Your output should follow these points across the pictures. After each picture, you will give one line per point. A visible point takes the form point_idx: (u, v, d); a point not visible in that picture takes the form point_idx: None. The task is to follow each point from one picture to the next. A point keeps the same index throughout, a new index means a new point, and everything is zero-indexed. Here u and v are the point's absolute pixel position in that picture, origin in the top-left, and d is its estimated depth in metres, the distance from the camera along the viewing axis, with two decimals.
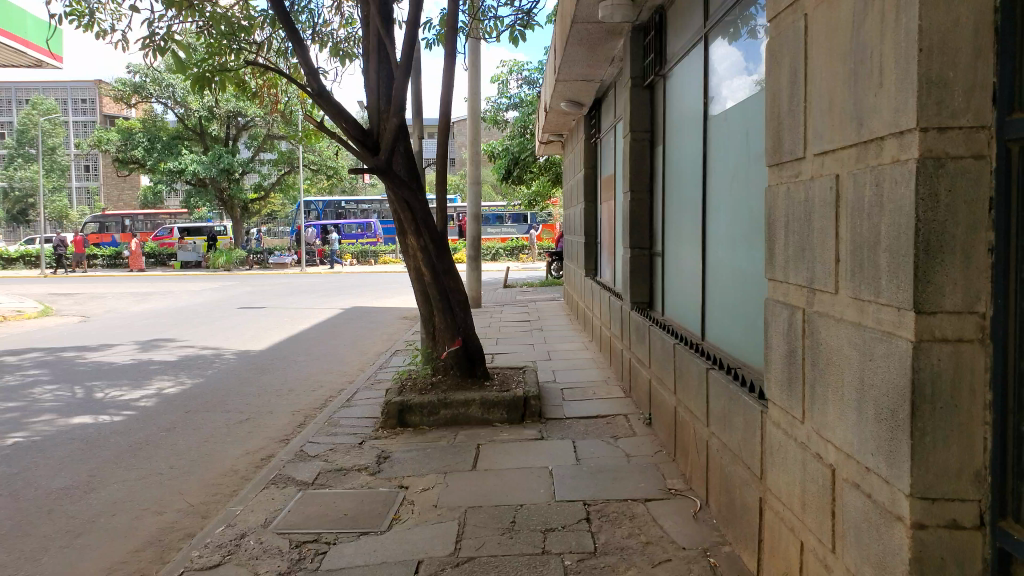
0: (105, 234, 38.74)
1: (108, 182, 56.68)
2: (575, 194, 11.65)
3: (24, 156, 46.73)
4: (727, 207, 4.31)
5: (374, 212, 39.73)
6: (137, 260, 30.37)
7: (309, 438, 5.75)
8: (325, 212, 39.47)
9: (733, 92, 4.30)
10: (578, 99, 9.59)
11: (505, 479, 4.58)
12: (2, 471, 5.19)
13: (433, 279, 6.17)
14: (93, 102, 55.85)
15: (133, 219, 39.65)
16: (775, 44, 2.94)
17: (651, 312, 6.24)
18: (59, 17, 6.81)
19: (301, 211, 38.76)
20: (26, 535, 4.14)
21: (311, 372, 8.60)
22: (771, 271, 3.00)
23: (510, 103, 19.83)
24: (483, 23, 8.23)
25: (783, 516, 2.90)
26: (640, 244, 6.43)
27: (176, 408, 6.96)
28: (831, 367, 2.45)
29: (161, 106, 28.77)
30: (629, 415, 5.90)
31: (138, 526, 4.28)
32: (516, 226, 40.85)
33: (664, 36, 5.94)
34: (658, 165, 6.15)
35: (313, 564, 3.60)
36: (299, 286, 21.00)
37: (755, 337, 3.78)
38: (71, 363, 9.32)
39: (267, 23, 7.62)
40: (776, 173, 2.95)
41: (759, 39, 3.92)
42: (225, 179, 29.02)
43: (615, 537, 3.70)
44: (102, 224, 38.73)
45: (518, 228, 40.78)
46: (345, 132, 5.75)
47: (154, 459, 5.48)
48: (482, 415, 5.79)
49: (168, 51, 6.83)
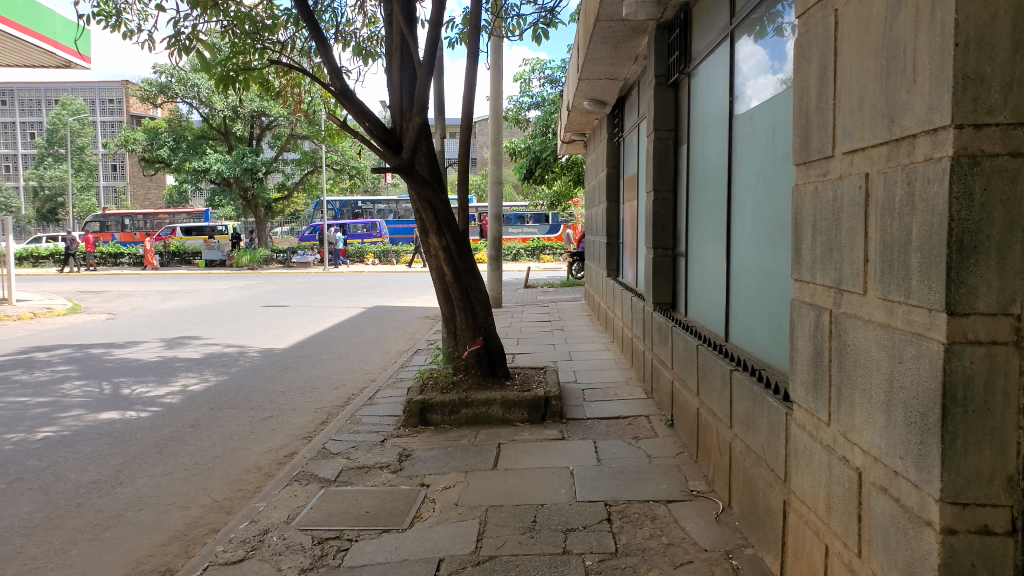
0: (105, 233, 40.21)
1: (135, 182, 57.57)
2: (597, 194, 11.62)
3: (53, 156, 47.56)
4: (753, 207, 4.27)
5: (390, 212, 39.77)
6: (150, 259, 30.96)
7: (331, 435, 5.78)
8: (343, 212, 39.77)
9: (760, 91, 4.26)
10: (600, 99, 9.57)
11: (526, 479, 4.57)
12: (32, 465, 5.28)
13: (454, 278, 6.18)
14: (121, 102, 56.71)
15: (132, 219, 40.33)
16: (804, 42, 2.90)
17: (674, 312, 6.21)
18: (88, 18, 6.92)
19: (320, 210, 39.00)
20: (55, 527, 4.20)
21: (334, 370, 8.65)
22: (797, 270, 2.96)
23: (532, 103, 19.81)
24: (506, 22, 8.24)
25: (807, 520, 2.86)
26: (663, 244, 6.39)
27: (202, 405, 7.03)
28: (858, 368, 2.42)
29: (187, 106, 29.13)
30: (651, 416, 5.87)
31: (164, 521, 4.33)
32: (537, 226, 40.82)
33: (689, 34, 5.91)
34: (682, 165, 6.12)
35: (335, 561, 3.62)
36: (321, 285, 21.16)
37: (780, 338, 3.74)
38: (99, 360, 9.45)
39: (291, 23, 7.69)
40: (803, 172, 2.92)
41: (786, 37, 3.88)
42: (249, 178, 29.29)
43: (636, 538, 3.68)
44: (102, 223, 40.17)
45: (539, 227, 40.75)
46: (368, 131, 5.78)
47: (180, 455, 5.54)
48: (503, 415, 5.79)
49: (194, 51, 6.91)
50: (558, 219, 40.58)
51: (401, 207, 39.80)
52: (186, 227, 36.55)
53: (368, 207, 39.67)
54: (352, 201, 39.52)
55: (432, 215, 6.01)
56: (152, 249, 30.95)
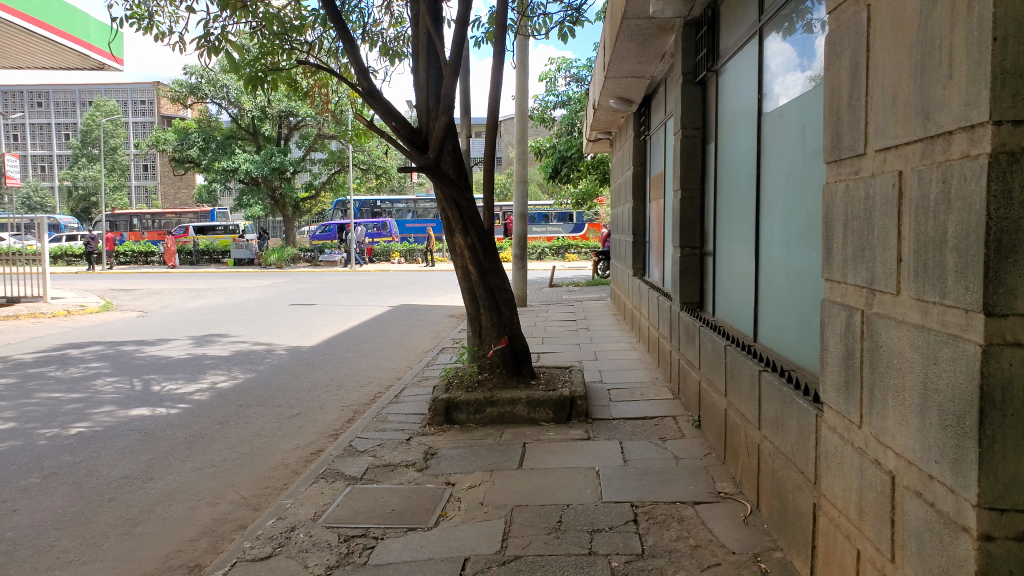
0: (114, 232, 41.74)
1: (165, 182, 58.45)
2: (623, 193, 11.57)
3: (87, 156, 48.53)
4: (782, 206, 4.22)
5: (408, 212, 39.99)
6: (171, 257, 31.37)
7: (357, 433, 5.81)
8: (362, 212, 40.14)
9: (789, 89, 4.20)
10: (627, 96, 9.52)
11: (552, 479, 4.56)
12: (65, 460, 5.38)
13: (480, 277, 6.17)
14: (152, 103, 57.51)
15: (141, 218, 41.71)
16: (835, 38, 2.86)
17: (701, 312, 6.15)
18: (121, 21, 7.04)
19: (339, 209, 39.32)
20: (88, 522, 4.27)
21: (360, 368, 8.70)
22: (828, 270, 2.91)
23: (558, 101, 19.75)
24: (533, 20, 8.23)
25: (839, 523, 2.81)
26: (690, 243, 6.34)
27: (230, 402, 7.11)
28: (891, 369, 2.37)
29: (216, 107, 29.50)
30: (678, 417, 5.82)
31: (194, 516, 4.38)
32: (561, 225, 40.75)
33: (717, 31, 5.84)
34: (710, 163, 6.06)
35: (361, 559, 3.63)
36: (348, 283, 21.31)
37: (810, 339, 3.69)
38: (130, 357, 9.61)
39: (318, 23, 7.74)
40: (835, 170, 2.87)
41: (816, 34, 3.81)
42: (277, 178, 29.58)
43: (663, 540, 3.65)
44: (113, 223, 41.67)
45: (563, 227, 40.67)
46: (395, 131, 5.80)
47: (208, 451, 5.60)
48: (528, 414, 5.78)
49: (223, 51, 6.98)
50: (583, 218, 40.42)
51: (418, 207, 39.85)
52: (198, 226, 37.52)
53: (387, 207, 39.91)
54: (371, 201, 39.83)
55: (458, 214, 6.01)
56: (174, 247, 31.28)
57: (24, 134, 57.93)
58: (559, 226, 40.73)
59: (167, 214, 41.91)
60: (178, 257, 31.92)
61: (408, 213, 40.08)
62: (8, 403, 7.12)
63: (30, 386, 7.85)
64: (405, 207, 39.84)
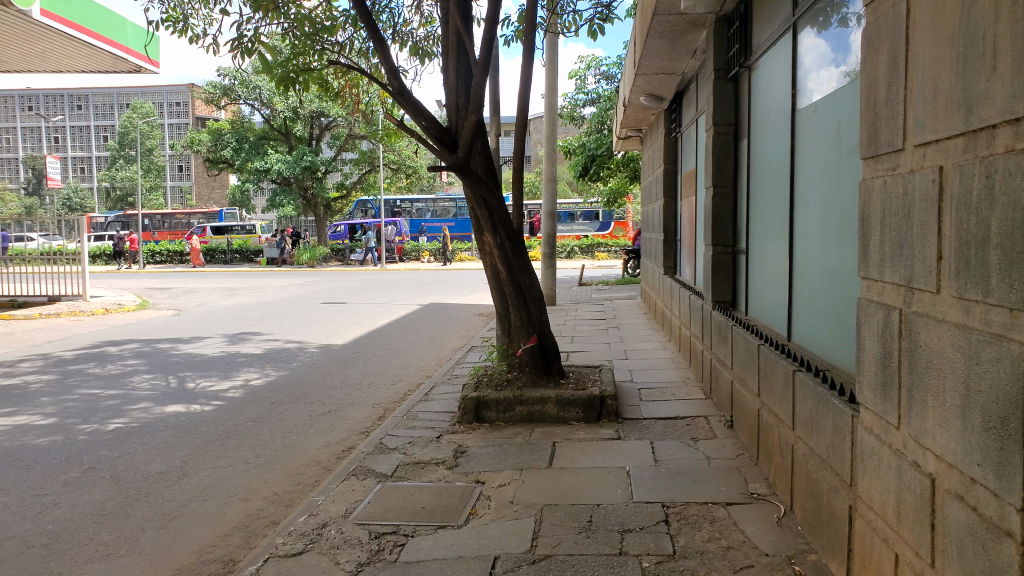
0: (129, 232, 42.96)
1: (199, 182, 59.37)
2: (653, 190, 11.49)
3: (124, 157, 49.54)
4: (817, 203, 4.15)
5: (427, 211, 40.01)
6: (197, 257, 31.67)
7: (388, 430, 5.84)
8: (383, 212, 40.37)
9: (822, 85, 4.13)
10: (658, 94, 9.45)
11: (582, 478, 4.53)
12: (103, 455, 5.48)
13: (509, 275, 6.16)
14: (186, 105, 58.63)
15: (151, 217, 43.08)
16: (872, 31, 2.80)
17: (734, 311, 6.08)
18: (156, 24, 7.15)
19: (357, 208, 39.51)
20: (125, 516, 4.35)
21: (391, 366, 8.75)
22: (865, 268, 2.85)
23: (587, 99, 19.67)
24: (562, 18, 8.20)
25: (876, 526, 2.76)
26: (723, 241, 6.26)
27: (263, 399, 7.20)
28: (930, 369, 2.32)
29: (249, 107, 29.87)
30: (710, 417, 5.77)
31: (228, 512, 4.43)
32: (588, 223, 40.64)
33: (750, 27, 5.76)
34: (742, 160, 5.98)
35: (392, 555, 3.65)
36: (379, 282, 21.47)
37: (845, 338, 3.62)
38: (166, 354, 9.77)
39: (349, 24, 7.79)
40: (872, 166, 2.81)
41: (852, 28, 3.74)
42: (309, 177, 29.88)
43: (695, 541, 3.61)
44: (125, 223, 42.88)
45: (590, 224, 40.51)
46: (425, 130, 5.82)
47: (242, 448, 5.67)
48: (558, 413, 5.75)
49: (255, 52, 7.06)
50: (611, 216, 40.25)
51: (438, 206, 39.86)
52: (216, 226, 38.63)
53: (407, 206, 40.05)
54: (391, 201, 40.00)
55: (487, 213, 6.01)
56: (198, 247, 31.57)
57: (63, 136, 59.19)
58: (587, 224, 40.60)
59: (177, 215, 43.29)
60: (203, 257, 32.22)
61: (426, 212, 40.13)
62: (49, 399, 7.27)
63: (69, 383, 8.02)
64: (424, 207, 39.88)
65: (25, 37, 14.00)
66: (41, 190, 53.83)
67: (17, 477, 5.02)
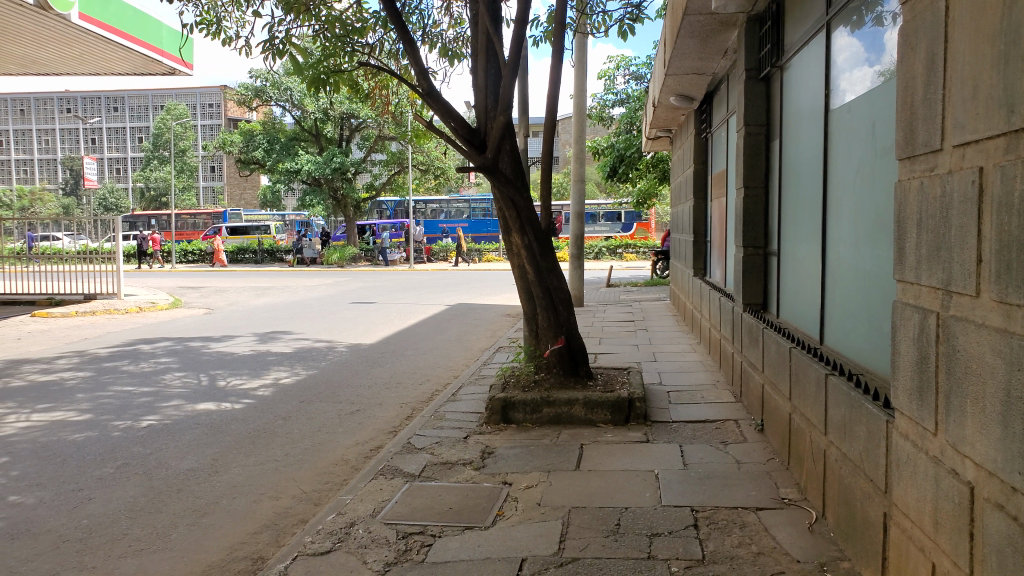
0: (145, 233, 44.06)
1: (231, 182, 60.16)
2: (683, 191, 11.41)
3: (158, 158, 50.36)
4: (851, 205, 4.08)
5: (440, 212, 40.31)
6: (219, 257, 31.78)
7: (416, 430, 5.86)
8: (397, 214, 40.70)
9: (856, 85, 4.07)
10: (688, 94, 9.37)
11: (610, 481, 4.50)
12: (136, 451, 5.57)
13: (537, 276, 6.14)
14: (219, 106, 59.59)
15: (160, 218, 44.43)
16: (909, 29, 2.74)
17: (765, 313, 6.01)
18: (190, 27, 7.26)
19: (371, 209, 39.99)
20: (157, 512, 4.41)
21: (418, 366, 8.79)
22: (901, 271, 2.80)
23: (616, 99, 19.57)
24: (592, 18, 8.16)
25: (912, 535, 2.70)
26: (754, 243, 6.20)
27: (293, 398, 7.26)
28: (969, 373, 2.27)
29: (280, 109, 30.16)
30: (740, 421, 5.70)
31: (257, 510, 4.48)
32: (609, 225, 40.47)
33: (781, 26, 5.69)
34: (774, 160, 5.91)
35: (419, 556, 3.66)
36: (408, 282, 21.57)
37: (880, 342, 3.56)
38: (198, 352, 9.90)
39: (379, 25, 7.83)
40: (908, 167, 2.76)
41: (886, 27, 3.67)
42: (339, 178, 30.10)
43: (724, 546, 3.57)
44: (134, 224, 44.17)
45: (611, 226, 40.33)
46: (454, 131, 5.83)
47: (271, 446, 5.72)
48: (586, 416, 5.73)
49: (287, 54, 7.12)
50: (634, 216, 40.07)
51: (451, 207, 39.97)
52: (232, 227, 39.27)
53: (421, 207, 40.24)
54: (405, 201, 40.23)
55: (515, 214, 6.00)
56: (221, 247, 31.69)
57: (100, 137, 60.37)
58: (610, 225, 40.48)
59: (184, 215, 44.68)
60: (226, 257, 32.35)
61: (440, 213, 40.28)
62: (84, 395, 7.41)
63: (104, 380, 8.17)
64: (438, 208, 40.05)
65: (64, 40, 14.29)
66: (78, 190, 54.96)
67: (54, 472, 5.11)
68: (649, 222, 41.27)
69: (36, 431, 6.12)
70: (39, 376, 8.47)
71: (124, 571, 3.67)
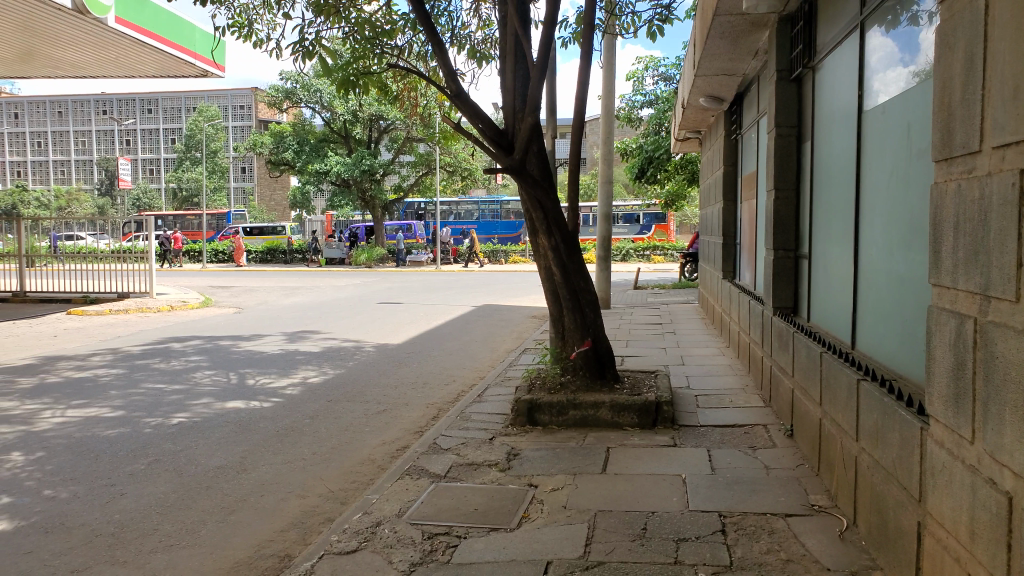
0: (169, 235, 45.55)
1: (262, 184, 60.93)
2: (712, 193, 11.32)
3: (190, 159, 51.17)
4: (884, 208, 4.01)
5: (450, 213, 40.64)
6: (239, 257, 32.10)
7: (442, 430, 5.87)
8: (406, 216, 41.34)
9: (889, 86, 4.00)
10: (718, 95, 9.30)
11: (636, 485, 4.47)
12: (167, 448, 5.65)
13: (563, 278, 6.11)
14: (250, 108, 60.26)
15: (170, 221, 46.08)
16: (947, 28, 2.69)
17: (795, 317, 5.93)
18: (222, 30, 7.36)
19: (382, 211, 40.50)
20: (186, 508, 4.47)
21: (445, 367, 8.81)
22: (936, 275, 2.74)
23: (645, 101, 19.49)
24: (620, 19, 8.13)
25: (947, 545, 2.65)
26: (785, 245, 6.12)
27: (320, 397, 7.32)
28: (1007, 382, 2.21)
29: (310, 111, 30.47)
30: (769, 426, 5.63)
31: (285, 508, 4.51)
32: (629, 227, 40.26)
33: (814, 26, 5.61)
34: (806, 161, 5.83)
35: (445, 557, 3.66)
36: (435, 283, 21.64)
37: (914, 347, 3.49)
38: (227, 351, 10.03)
39: (408, 27, 7.87)
40: (944, 169, 2.71)
41: (921, 27, 3.61)
42: (367, 179, 30.33)
43: (752, 552, 3.52)
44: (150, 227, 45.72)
45: (631, 228, 40.14)
46: (481, 133, 5.85)
47: (299, 444, 5.78)
48: (612, 419, 5.69)
49: (316, 56, 7.19)
50: (652, 218, 39.70)
51: (460, 208, 40.37)
52: (248, 228, 40.72)
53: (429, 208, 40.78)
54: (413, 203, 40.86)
55: (542, 215, 5.99)
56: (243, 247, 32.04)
57: (134, 139, 61.44)
58: (629, 227, 40.18)
59: (189, 216, 46.57)
60: (246, 257, 32.68)
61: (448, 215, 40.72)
62: (117, 392, 7.54)
63: (136, 377, 8.30)
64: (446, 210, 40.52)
65: (101, 44, 14.58)
66: (113, 191, 56.00)
67: (88, 467, 5.21)
68: (668, 223, 40.93)
69: (70, 427, 6.24)
70: (73, 372, 8.64)
71: (155, 565, 3.72)
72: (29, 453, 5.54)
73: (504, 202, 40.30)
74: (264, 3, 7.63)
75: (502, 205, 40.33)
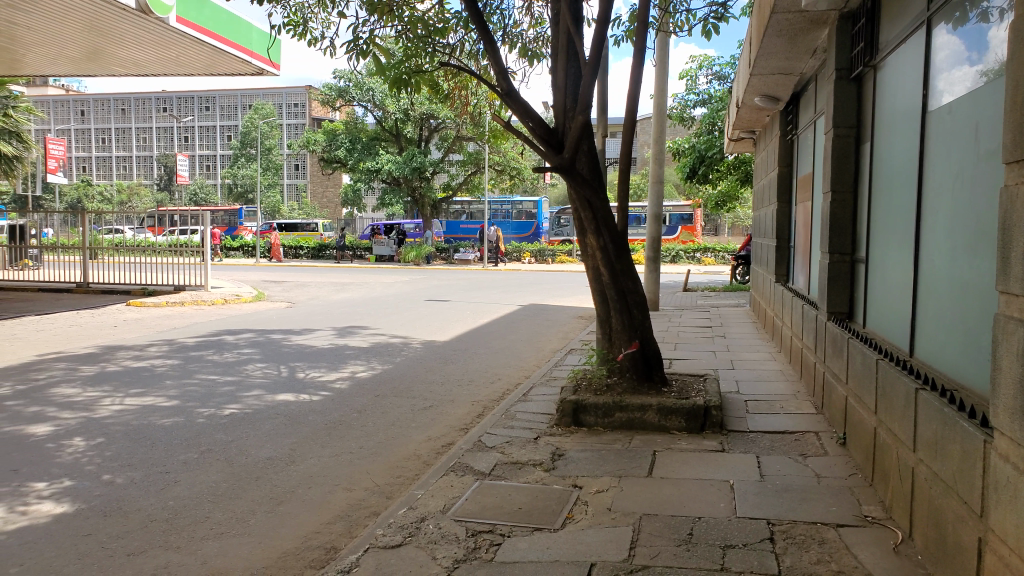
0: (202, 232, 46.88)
1: (315, 181, 61.99)
2: (766, 195, 11.10)
3: (246, 156, 52.27)
4: (947, 212, 3.88)
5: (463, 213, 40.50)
6: (276, 253, 32.89)
7: (487, 428, 5.88)
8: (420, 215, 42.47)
9: (955, 86, 3.87)
10: (773, 94, 9.12)
11: (683, 490, 4.40)
12: (219, 438, 5.77)
13: (612, 279, 6.05)
14: (304, 106, 61.66)
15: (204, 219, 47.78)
16: (1020, 25, 2.58)
17: (850, 323, 5.78)
18: (279, 29, 7.52)
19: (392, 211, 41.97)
20: (237, 498, 4.56)
21: (490, 365, 8.83)
22: (1004, 283, 2.64)
23: (698, 100, 19.25)
24: (675, 17, 8.04)
25: (1009, 563, 2.55)
26: (841, 249, 5.97)
27: (368, 392, 7.40)
28: None
29: (363, 109, 30.87)
30: (821, 433, 5.50)
31: (332, 500, 4.57)
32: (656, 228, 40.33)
33: (876, 24, 5.45)
34: (865, 163, 5.67)
35: (488, 555, 3.66)
36: (483, 281, 21.71)
37: (978, 355, 3.36)
38: (279, 344, 10.21)
39: (460, 26, 7.90)
40: (1015, 172, 2.60)
41: (991, 24, 3.47)
42: (417, 177, 30.59)
43: (802, 562, 3.44)
44: None
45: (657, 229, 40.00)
46: (532, 132, 5.83)
47: (346, 438, 5.85)
48: (659, 422, 5.63)
49: (370, 54, 7.27)
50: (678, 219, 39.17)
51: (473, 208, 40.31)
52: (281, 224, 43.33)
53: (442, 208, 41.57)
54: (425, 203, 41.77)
55: (591, 215, 5.94)
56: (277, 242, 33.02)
57: (193, 136, 63.10)
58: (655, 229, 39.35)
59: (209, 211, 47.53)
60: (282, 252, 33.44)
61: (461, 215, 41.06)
62: (172, 382, 7.75)
63: (191, 368, 8.51)
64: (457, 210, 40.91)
65: (164, 43, 15.01)
66: (171, 186, 57.66)
67: (143, 454, 5.35)
68: (697, 223, 40.25)
69: (128, 415, 6.43)
70: (131, 362, 8.90)
71: (205, 552, 3.80)
72: (89, 438, 5.72)
73: (515, 201, 40.17)
74: (319, 2, 7.75)
75: (513, 205, 40.21)
